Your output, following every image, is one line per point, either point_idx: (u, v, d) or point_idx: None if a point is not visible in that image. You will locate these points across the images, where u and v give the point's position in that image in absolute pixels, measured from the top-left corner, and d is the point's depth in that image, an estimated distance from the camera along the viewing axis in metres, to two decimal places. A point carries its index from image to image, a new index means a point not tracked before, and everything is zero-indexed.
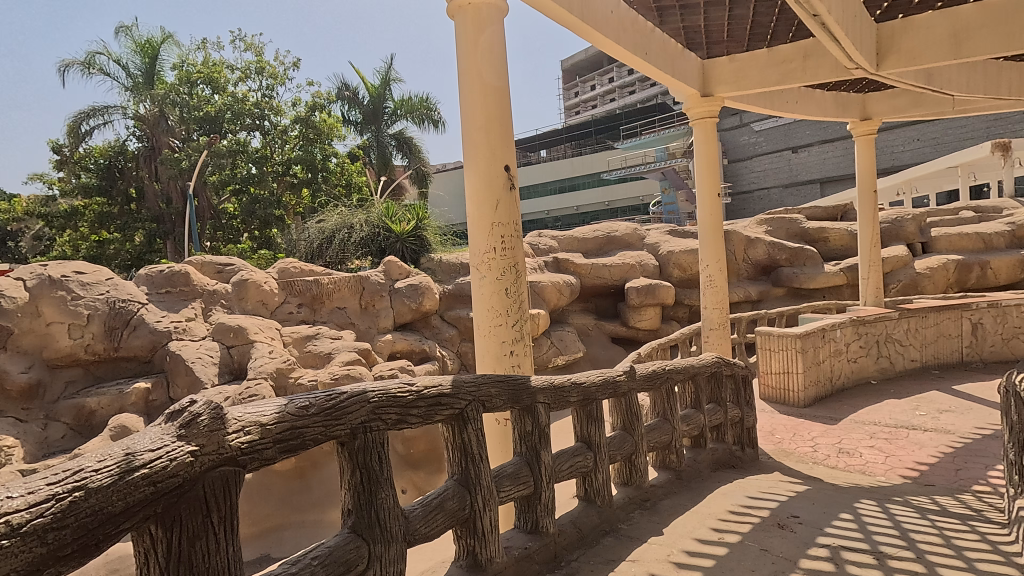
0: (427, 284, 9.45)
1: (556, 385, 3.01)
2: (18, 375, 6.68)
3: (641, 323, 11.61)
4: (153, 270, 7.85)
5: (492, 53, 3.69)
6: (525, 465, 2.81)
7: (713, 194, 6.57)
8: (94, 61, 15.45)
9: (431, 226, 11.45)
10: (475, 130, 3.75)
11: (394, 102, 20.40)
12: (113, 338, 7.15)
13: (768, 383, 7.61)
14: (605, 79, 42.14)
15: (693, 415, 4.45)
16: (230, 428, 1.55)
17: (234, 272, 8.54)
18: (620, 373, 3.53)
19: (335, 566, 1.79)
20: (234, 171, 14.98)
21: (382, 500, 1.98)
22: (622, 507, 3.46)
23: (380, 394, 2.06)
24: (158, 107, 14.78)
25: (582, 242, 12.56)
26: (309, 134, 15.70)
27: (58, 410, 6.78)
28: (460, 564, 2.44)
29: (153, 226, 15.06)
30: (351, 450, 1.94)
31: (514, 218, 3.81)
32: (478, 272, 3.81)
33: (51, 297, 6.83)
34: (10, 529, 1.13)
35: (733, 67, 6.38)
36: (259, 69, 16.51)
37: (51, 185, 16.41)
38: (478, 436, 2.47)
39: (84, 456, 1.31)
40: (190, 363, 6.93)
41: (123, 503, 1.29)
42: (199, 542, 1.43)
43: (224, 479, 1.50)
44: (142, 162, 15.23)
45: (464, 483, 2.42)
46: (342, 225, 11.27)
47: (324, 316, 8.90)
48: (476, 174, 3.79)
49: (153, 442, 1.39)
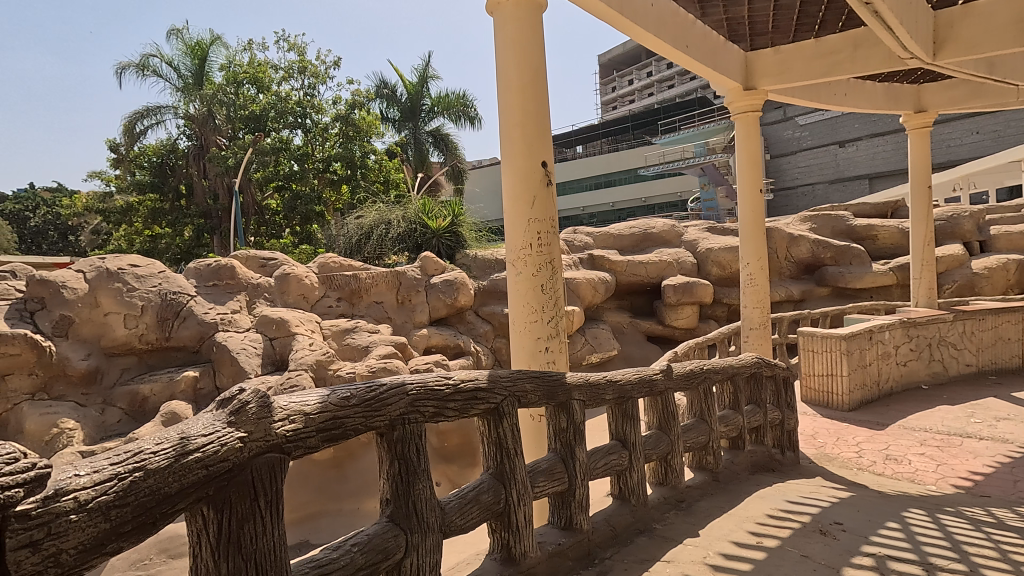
0: (462, 279, 9.58)
1: (591, 382, 3.01)
2: (78, 362, 7.03)
3: (678, 321, 11.45)
4: (201, 264, 8.13)
5: (532, 52, 3.70)
6: (560, 461, 2.82)
7: (755, 191, 6.39)
8: (147, 63, 16.08)
9: (467, 223, 11.52)
10: (512, 126, 3.75)
11: (431, 99, 20.53)
12: (164, 329, 7.43)
13: (810, 385, 7.39)
14: (643, 74, 41.60)
15: (731, 416, 4.38)
16: (276, 416, 1.61)
17: (276, 266, 8.80)
18: (657, 371, 3.50)
19: (373, 554, 1.84)
20: (278, 168, 15.45)
21: (419, 491, 2.02)
22: (657, 508, 3.44)
23: (418, 386, 2.09)
24: (206, 107, 15.38)
25: (618, 239, 12.37)
26: (349, 132, 16.08)
27: (114, 396, 7.11)
28: (495, 557, 2.47)
29: (201, 222, 15.72)
30: (390, 440, 2.00)
31: (551, 214, 3.80)
32: (513, 267, 3.83)
33: (109, 288, 7.16)
34: (78, 504, 1.20)
35: (778, 59, 6.17)
36: (302, 68, 16.91)
37: (108, 183, 17.29)
38: (513, 431, 2.49)
39: (143, 439, 1.39)
40: (235, 354, 7.22)
41: (178, 484, 1.36)
42: (247, 524, 1.49)
43: (270, 466, 1.56)
44: (191, 159, 15.76)
45: (499, 478, 2.45)
46: (379, 221, 11.37)
47: (361, 310, 9.08)
48: (512, 170, 3.78)
49: (206, 428, 1.46)
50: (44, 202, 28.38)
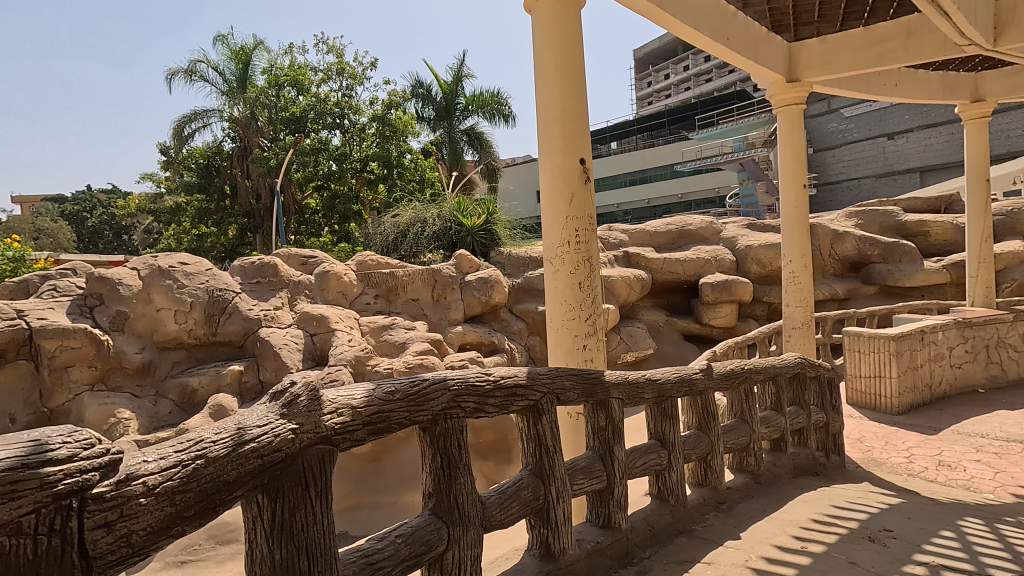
0: (496, 277, 9.67)
1: (630, 381, 3.00)
2: (133, 355, 7.30)
3: (716, 320, 11.23)
4: (246, 262, 8.42)
5: (571, 50, 3.69)
6: (598, 460, 2.81)
7: (799, 186, 6.21)
8: (195, 68, 16.69)
9: (501, 221, 11.56)
10: (551, 123, 3.75)
11: (466, 98, 20.64)
12: (212, 324, 7.67)
13: (856, 387, 7.14)
14: (680, 68, 40.91)
15: (773, 417, 4.28)
16: (326, 409, 1.66)
17: (316, 264, 9.03)
18: (696, 370, 3.46)
19: (417, 546, 1.88)
20: (317, 167, 15.90)
21: (461, 485, 2.05)
22: (697, 509, 3.39)
23: (460, 381, 2.13)
24: (249, 109, 15.78)
25: (654, 237, 12.18)
26: (385, 132, 16.41)
27: (166, 388, 7.37)
28: (534, 552, 2.48)
29: (245, 221, 16.30)
30: (433, 435, 2.04)
31: (589, 211, 3.79)
32: (551, 265, 3.82)
33: (161, 285, 7.46)
34: (148, 488, 1.27)
35: (824, 50, 5.96)
36: (340, 70, 17.26)
37: (158, 184, 18.06)
38: (552, 428, 2.51)
39: (203, 428, 1.45)
40: (278, 349, 7.42)
41: (236, 473, 1.42)
42: (299, 513, 1.55)
43: (320, 456, 1.61)
44: (236, 161, 16.27)
45: (539, 474, 2.46)
46: (415, 219, 11.49)
47: (398, 307, 9.23)
48: (550, 168, 3.77)
49: (261, 419, 1.52)
50: (100, 202, 29.82)
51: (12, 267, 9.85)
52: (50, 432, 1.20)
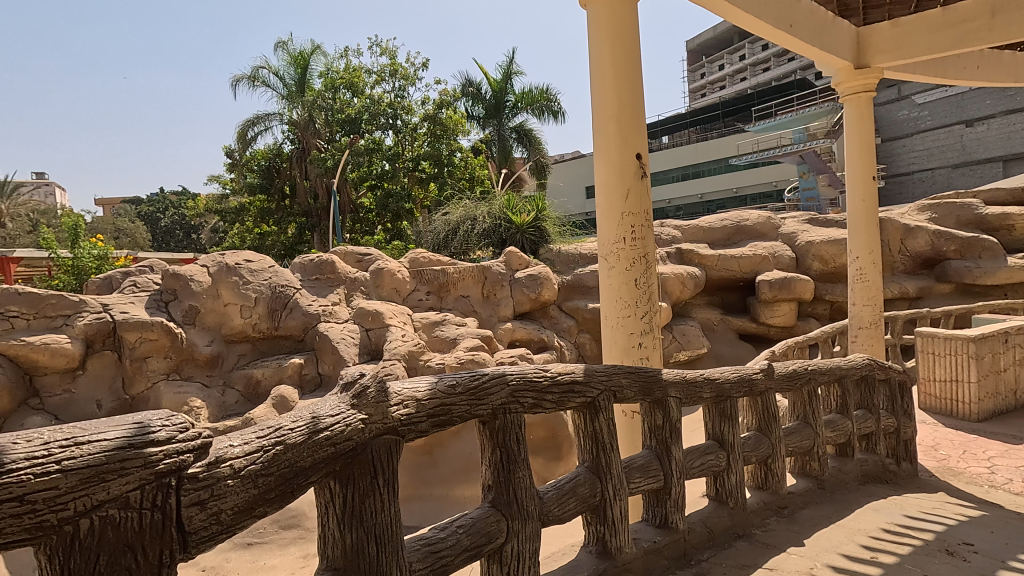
0: (546, 274, 9.67)
1: (688, 380, 2.95)
2: (204, 347, 7.66)
3: (774, 319, 10.83)
4: (305, 260, 8.74)
5: (626, 43, 3.65)
6: (655, 459, 2.78)
7: (868, 178, 5.89)
8: (257, 74, 17.46)
9: (551, 217, 11.55)
10: (606, 119, 3.72)
11: (515, 95, 20.65)
12: (274, 319, 8.01)
13: (929, 391, 6.72)
14: (735, 57, 39.54)
15: (838, 421, 4.10)
16: (392, 400, 1.72)
17: (371, 261, 9.29)
18: (756, 370, 3.36)
19: (478, 537, 1.92)
20: (370, 168, 16.40)
21: (519, 479, 2.07)
22: (757, 513, 3.29)
23: (518, 377, 2.15)
24: (308, 112, 16.40)
25: (708, 233, 11.83)
26: (436, 131, 16.75)
27: (233, 378, 7.72)
28: (591, 549, 2.48)
29: (303, 220, 16.98)
30: (492, 428, 2.07)
31: (644, 207, 3.74)
32: (606, 262, 3.80)
33: (228, 282, 7.81)
34: (234, 471, 1.36)
35: (896, 34, 5.62)
36: (393, 71, 17.66)
37: (224, 185, 19.04)
38: (610, 425, 2.50)
39: (281, 417, 1.53)
40: (336, 343, 7.68)
41: (311, 459, 1.50)
42: (368, 499, 1.61)
43: (388, 447, 1.67)
44: (295, 162, 16.94)
45: (596, 471, 2.46)
46: (465, 217, 11.62)
47: (449, 304, 9.39)
48: (605, 163, 3.74)
49: (334, 409, 1.59)
50: (172, 202, 31.76)
51: (96, 265, 10.63)
52: (150, 416, 1.30)
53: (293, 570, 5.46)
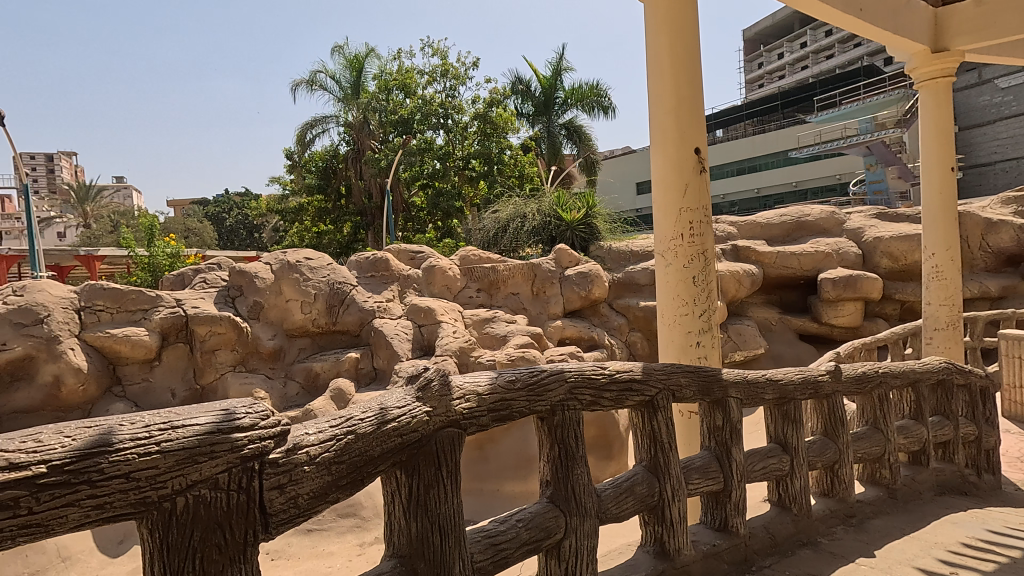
0: (597, 271, 9.59)
1: (749, 380, 2.87)
2: (267, 341, 7.99)
3: (838, 319, 10.31)
4: (361, 257, 8.98)
5: (686, 34, 3.57)
6: (714, 460, 2.71)
7: (946, 169, 5.52)
8: (315, 78, 18.09)
9: (601, 214, 11.43)
10: (663, 113, 3.64)
11: (565, 91, 20.50)
12: (332, 314, 8.28)
13: (1014, 398, 6.25)
14: (796, 45, 37.83)
15: (913, 427, 3.87)
16: (455, 394, 1.77)
17: (423, 259, 9.48)
18: (822, 372, 3.22)
19: (536, 531, 1.93)
20: (422, 166, 16.71)
21: (577, 476, 2.07)
22: (823, 520, 3.16)
23: (577, 374, 2.15)
24: (362, 114, 16.89)
25: (766, 229, 11.36)
26: (487, 129, 16.91)
27: (294, 371, 8.03)
28: (648, 549, 2.45)
29: (358, 219, 17.50)
30: (550, 425, 2.08)
31: (703, 202, 3.66)
32: (662, 259, 3.73)
33: (290, 278, 8.09)
34: (310, 457, 1.43)
35: (979, 13, 5.19)
36: (444, 72, 17.93)
37: (284, 186, 19.87)
38: (668, 425, 2.46)
39: (352, 408, 1.59)
40: (390, 338, 7.90)
41: (379, 449, 1.55)
42: (433, 489, 1.66)
43: (451, 439, 1.71)
44: (350, 163, 17.47)
45: (654, 470, 2.42)
46: (515, 214, 11.66)
47: (499, 301, 9.47)
48: (662, 159, 3.68)
49: (400, 401, 1.64)
50: (237, 203, 33.39)
51: (170, 262, 11.35)
52: (236, 403, 1.38)
53: (350, 558, 5.67)
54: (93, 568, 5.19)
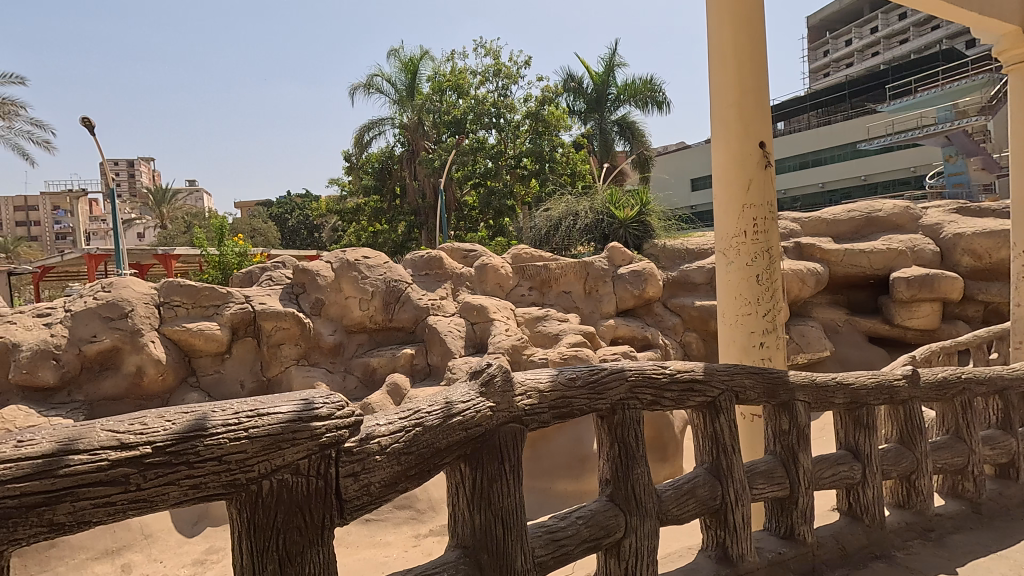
0: (651, 270, 9.43)
1: (818, 383, 2.75)
2: (328, 336, 8.27)
3: (912, 321, 9.69)
4: (416, 255, 9.16)
5: (751, 23, 3.45)
6: (780, 465, 2.62)
7: None
8: (372, 82, 18.60)
9: (655, 212, 11.20)
10: (726, 106, 3.54)
11: (618, 87, 20.24)
12: (388, 311, 8.49)
13: None
14: (866, 30, 35.73)
15: (1000, 438, 3.59)
16: (517, 390, 1.80)
17: (476, 257, 9.60)
18: (897, 377, 3.06)
19: (596, 529, 1.93)
20: (475, 166, 16.89)
21: (638, 476, 2.05)
22: (897, 533, 2.98)
23: (638, 373, 2.13)
24: (417, 115, 17.27)
25: (833, 225, 10.74)
26: (539, 128, 16.93)
27: (352, 365, 8.28)
28: (709, 553, 2.40)
29: (412, 219, 17.88)
30: (611, 424, 2.07)
31: (768, 198, 3.54)
32: (724, 257, 3.63)
33: (349, 276, 8.36)
34: (381, 447, 1.50)
35: None
36: (497, 71, 18.05)
37: (343, 187, 20.55)
38: (731, 427, 2.39)
39: (419, 401, 1.65)
40: (444, 336, 8.06)
41: (445, 442, 1.60)
42: (497, 483, 1.69)
43: (513, 434, 1.74)
44: (405, 164, 17.86)
45: (716, 473, 2.37)
46: (567, 212, 11.59)
47: (551, 299, 9.47)
48: (725, 154, 3.57)
49: (465, 394, 1.68)
50: (298, 204, 34.79)
51: (238, 261, 11.97)
52: (314, 394, 1.46)
53: (406, 549, 5.84)
54: (172, 546, 5.56)
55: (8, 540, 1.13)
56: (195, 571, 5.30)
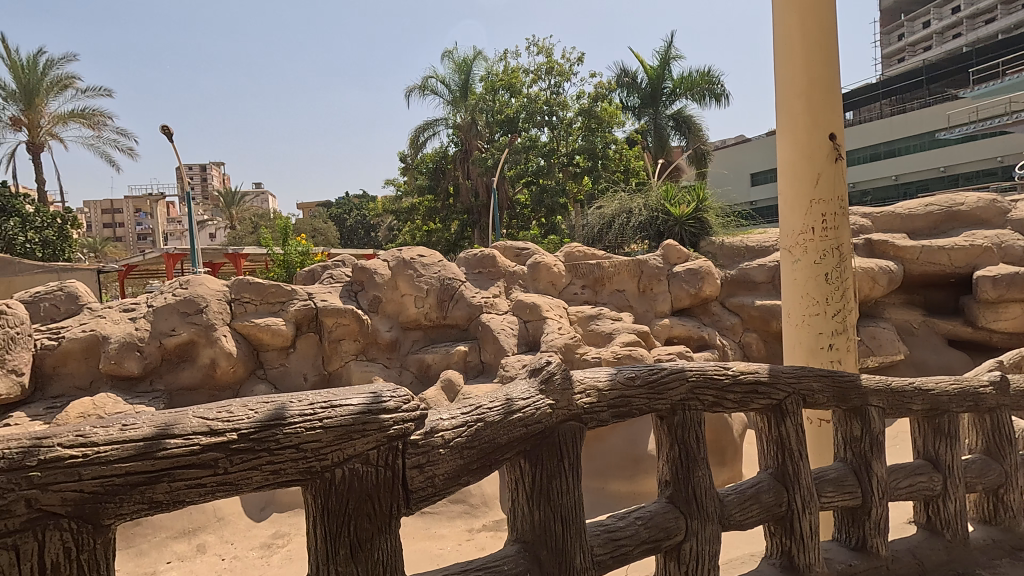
0: (707, 268, 9.19)
1: (894, 389, 2.60)
2: (385, 332, 8.49)
3: (998, 323, 8.96)
4: (470, 254, 9.28)
5: (820, 9, 3.31)
6: (851, 473, 2.49)
7: None
8: (427, 84, 18.97)
9: (712, 208, 10.89)
10: (792, 97, 3.41)
11: (673, 81, 19.74)
12: (443, 309, 8.63)
13: None
14: (948, 10, 33.20)
15: None
16: (576, 388, 1.81)
17: (529, 255, 9.63)
18: (983, 383, 2.85)
19: (656, 531, 1.91)
20: (527, 164, 16.90)
21: (699, 479, 2.01)
22: (984, 550, 2.77)
23: (699, 374, 2.08)
24: (470, 116, 17.49)
25: (908, 220, 10.08)
26: (592, 125, 16.77)
27: (408, 361, 8.46)
28: (774, 562, 2.31)
29: (464, 218, 18.13)
30: (671, 425, 2.04)
31: (838, 193, 3.39)
32: (790, 254, 3.49)
33: (405, 274, 8.56)
34: (444, 441, 1.55)
35: None
36: (549, 69, 18.00)
37: (398, 188, 21.07)
38: (798, 432, 2.30)
39: (479, 397, 1.69)
40: (496, 333, 8.11)
41: (505, 438, 1.64)
42: (556, 481, 1.71)
43: (572, 432, 1.75)
44: (458, 163, 18.09)
45: (781, 479, 2.29)
46: (621, 210, 11.42)
47: (604, 298, 9.36)
48: (791, 147, 3.44)
49: (525, 392, 1.71)
50: (355, 205, 35.91)
51: (301, 259, 12.52)
52: (381, 387, 1.53)
53: (459, 542, 5.93)
54: (242, 529, 5.89)
55: (114, 515, 1.25)
56: (263, 553, 5.60)
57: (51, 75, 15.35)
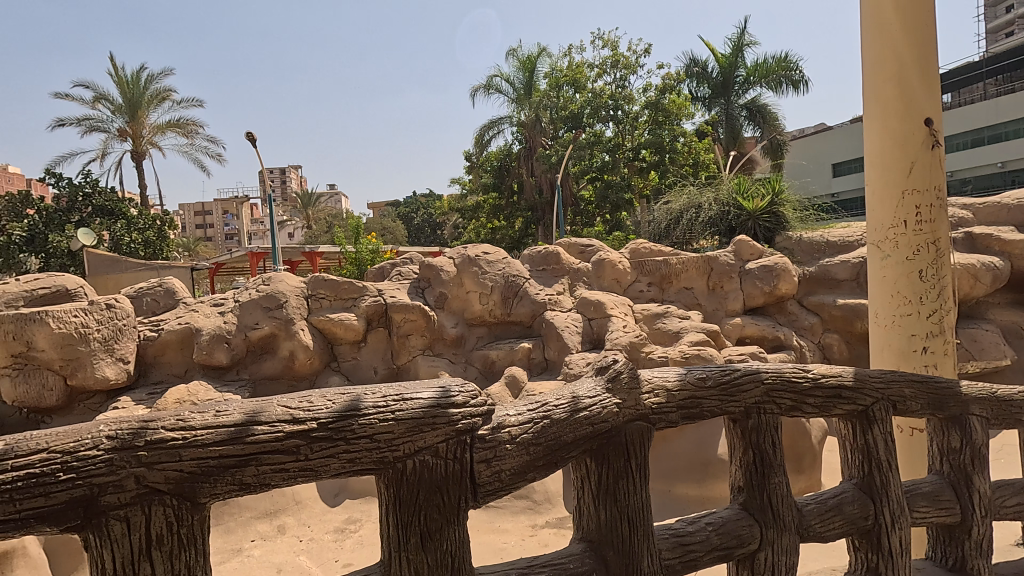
0: (784, 265, 8.71)
1: (999, 398, 2.38)
2: (450, 328, 8.60)
3: None
4: (534, 251, 9.32)
5: None
6: (948, 488, 2.30)
7: None
8: (491, 82, 19.13)
9: (789, 201, 10.32)
10: (882, 81, 3.18)
11: (747, 68, 18.82)
12: (507, 305, 8.70)
13: None
14: None
15: None
16: (643, 388, 1.77)
17: (593, 252, 9.53)
18: None
19: (728, 538, 1.84)
20: (592, 160, 16.69)
21: (775, 485, 1.92)
22: None
23: (775, 376, 1.98)
24: (534, 113, 17.46)
25: (1018, 211, 9.10)
26: (659, 117, 16.31)
27: (473, 357, 8.57)
28: None
29: (528, 215, 18.19)
30: (744, 428, 1.95)
31: (935, 183, 3.12)
32: (878, 250, 3.26)
33: (470, 271, 8.66)
34: (511, 437, 1.57)
35: None
36: (614, 62, 17.68)
37: (463, 186, 21.40)
38: (886, 440, 2.15)
39: (545, 394, 1.70)
40: (560, 331, 8.08)
41: (571, 436, 1.64)
42: (622, 481, 1.68)
43: (640, 432, 1.72)
44: (522, 160, 18.14)
45: (867, 490, 2.13)
46: (689, 204, 11.02)
47: (671, 296, 9.11)
48: (880, 134, 3.21)
49: (591, 391, 1.70)
50: (423, 203, 36.77)
51: (371, 256, 12.99)
52: (450, 382, 1.57)
53: (523, 537, 5.98)
54: (317, 513, 6.23)
55: (209, 494, 1.35)
56: (336, 537, 5.89)
57: (151, 89, 16.76)
